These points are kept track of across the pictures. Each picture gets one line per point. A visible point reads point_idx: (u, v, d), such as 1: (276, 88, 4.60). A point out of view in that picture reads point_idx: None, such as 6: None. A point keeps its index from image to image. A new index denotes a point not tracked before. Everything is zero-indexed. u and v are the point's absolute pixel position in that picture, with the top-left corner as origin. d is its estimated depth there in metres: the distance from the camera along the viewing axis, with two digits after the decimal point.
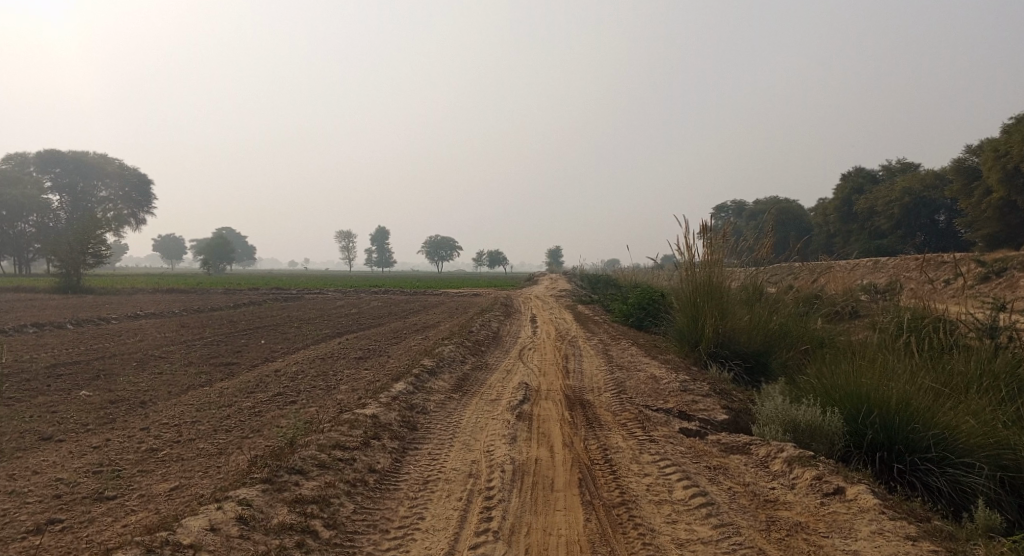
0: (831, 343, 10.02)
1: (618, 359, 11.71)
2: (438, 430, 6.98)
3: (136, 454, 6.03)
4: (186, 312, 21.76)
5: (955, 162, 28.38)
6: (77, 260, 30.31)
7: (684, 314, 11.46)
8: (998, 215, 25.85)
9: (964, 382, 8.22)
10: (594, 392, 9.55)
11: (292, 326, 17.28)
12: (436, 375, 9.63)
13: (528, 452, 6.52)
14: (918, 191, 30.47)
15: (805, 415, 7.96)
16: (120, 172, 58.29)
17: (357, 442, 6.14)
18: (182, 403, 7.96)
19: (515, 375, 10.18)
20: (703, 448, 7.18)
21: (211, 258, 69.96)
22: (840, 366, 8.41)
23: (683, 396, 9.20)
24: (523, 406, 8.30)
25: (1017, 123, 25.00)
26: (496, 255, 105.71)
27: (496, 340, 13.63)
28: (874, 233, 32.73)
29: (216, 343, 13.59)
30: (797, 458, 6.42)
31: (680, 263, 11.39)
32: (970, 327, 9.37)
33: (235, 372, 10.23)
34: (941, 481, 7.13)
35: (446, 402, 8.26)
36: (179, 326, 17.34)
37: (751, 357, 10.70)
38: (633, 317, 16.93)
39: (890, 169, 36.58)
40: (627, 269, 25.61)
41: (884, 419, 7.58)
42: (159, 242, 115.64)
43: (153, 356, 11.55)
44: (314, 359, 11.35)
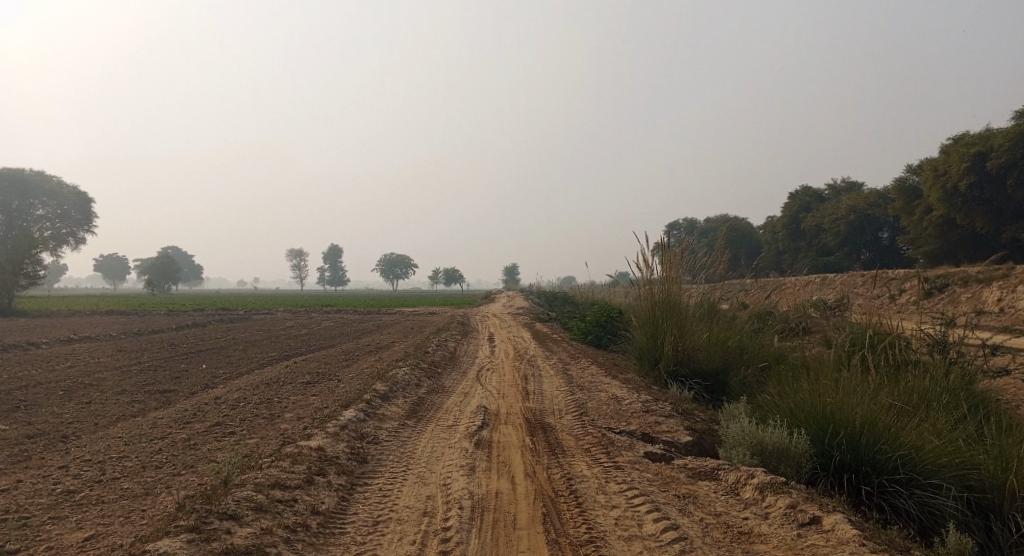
0: (790, 361, 9.82)
1: (578, 379, 11.34)
2: (391, 462, 6.51)
3: (49, 498, 5.42)
4: (126, 335, 20.69)
5: (898, 181, 28.99)
6: (10, 283, 28.80)
7: (641, 332, 11.15)
8: (938, 233, 26.45)
9: (925, 399, 8.08)
10: (555, 415, 9.16)
11: (238, 349, 16.51)
12: (389, 400, 9.12)
13: (487, 485, 6.08)
14: (862, 209, 31.09)
15: (772, 437, 7.66)
16: (59, 189, 56.05)
17: (299, 480, 5.63)
18: (110, 437, 7.32)
19: (472, 399, 9.73)
20: (670, 475, 6.84)
21: (156, 279, 67.82)
22: (803, 383, 8.17)
23: (646, 417, 8.87)
24: (481, 432, 7.87)
25: (954, 144, 25.68)
26: (450, 273, 105.12)
27: (452, 362, 13.15)
28: (821, 251, 33.24)
29: (155, 369, 12.82)
30: (769, 484, 6.13)
31: (638, 281, 11.10)
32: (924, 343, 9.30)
33: (173, 400, 9.56)
34: (910, 504, 6.95)
35: (399, 430, 7.77)
36: (115, 350, 16.40)
37: (711, 376, 10.41)
38: (591, 334, 16.63)
39: (835, 188, 37.30)
40: (583, 286, 25.40)
41: (851, 440, 7.35)
42: (102, 261, 111.70)
43: (83, 384, 10.78)
44: (259, 385, 10.72)
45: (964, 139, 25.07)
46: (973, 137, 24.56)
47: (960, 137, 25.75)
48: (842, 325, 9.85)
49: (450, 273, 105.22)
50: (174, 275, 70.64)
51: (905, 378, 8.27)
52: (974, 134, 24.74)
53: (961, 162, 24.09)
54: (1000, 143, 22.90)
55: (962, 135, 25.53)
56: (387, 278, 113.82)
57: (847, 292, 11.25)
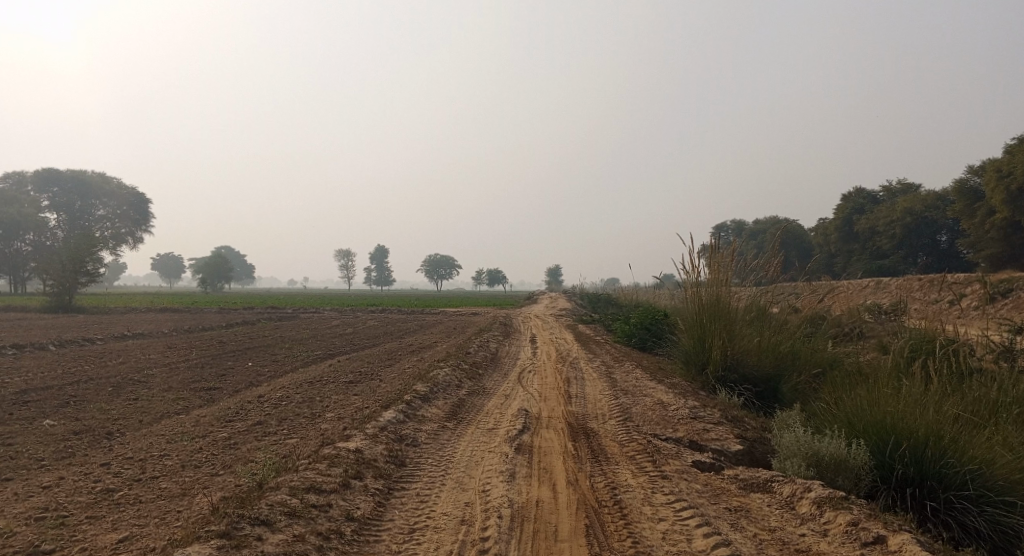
0: (846, 368, 9.38)
1: (623, 383, 11.05)
2: (430, 467, 6.35)
3: (88, 496, 5.40)
4: (176, 332, 21.05)
5: (958, 182, 27.89)
6: (70, 280, 29.60)
7: (689, 335, 10.80)
8: (1001, 237, 25.33)
9: (994, 411, 7.60)
10: (598, 420, 8.90)
11: (282, 348, 16.60)
12: (429, 401, 8.98)
13: (528, 493, 5.87)
14: (920, 211, 29.99)
15: (829, 448, 7.26)
16: (118, 190, 57.54)
17: (334, 484, 5.50)
18: (152, 434, 7.32)
19: (514, 401, 9.54)
20: (720, 486, 6.54)
21: (209, 278, 69.38)
22: (861, 392, 7.77)
23: (694, 424, 8.56)
24: (522, 436, 7.67)
25: (1019, 144, 24.56)
26: (495, 274, 105.13)
27: (494, 363, 12.97)
28: (875, 254, 32.19)
29: (201, 366, 12.93)
30: (827, 500, 5.80)
31: (685, 283, 10.78)
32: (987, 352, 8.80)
33: (216, 398, 9.58)
34: (980, 522, 6.51)
35: (439, 432, 7.61)
36: (164, 347, 16.64)
37: (761, 382, 10.00)
38: (635, 337, 16.29)
39: (890, 189, 36.11)
40: (628, 288, 25.01)
41: (914, 453, 6.93)
42: (156, 259, 114.55)
43: (130, 380, 10.89)
44: (301, 384, 10.69)
45: None
46: None
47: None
48: (900, 331, 9.39)
49: (495, 273, 105.38)
50: (225, 273, 72.16)
51: (972, 387, 7.80)
52: None
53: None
54: None
55: None
56: (433, 278, 114.42)
57: (904, 297, 10.76)
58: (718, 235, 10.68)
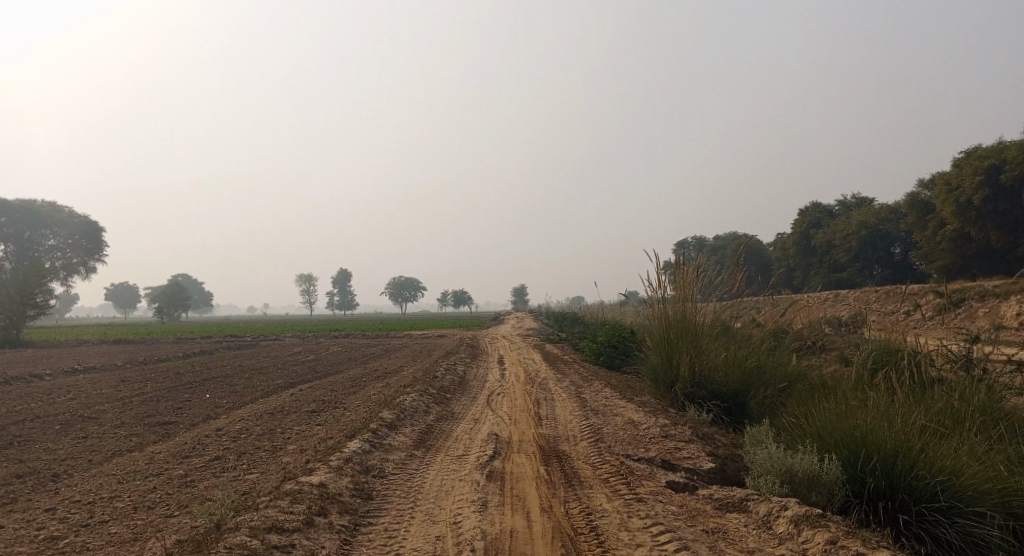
0: (812, 381, 9.39)
1: (593, 403, 10.91)
2: (398, 499, 6.11)
3: (30, 546, 5.07)
4: (131, 364, 20.39)
5: (909, 196, 28.54)
6: (19, 314, 28.57)
7: (656, 353, 10.72)
8: (952, 248, 25.92)
9: (959, 419, 7.63)
10: (569, 442, 8.74)
11: (243, 377, 16.13)
12: (396, 429, 8.73)
13: (501, 523, 5.67)
14: (874, 225, 30.62)
15: (801, 464, 7.20)
16: (70, 219, 55.95)
17: (297, 522, 5.24)
18: (102, 474, 6.95)
19: (483, 426, 9.33)
20: (696, 507, 6.42)
21: (166, 307, 67.79)
22: (830, 405, 7.73)
23: (665, 443, 8.45)
24: (493, 462, 7.47)
25: (966, 158, 25.26)
26: (459, 295, 104.69)
27: (462, 386, 12.74)
28: (833, 267, 32.72)
29: (156, 399, 12.46)
30: (805, 518, 5.72)
31: (651, 301, 10.72)
32: (947, 362, 8.88)
33: (173, 432, 9.20)
34: (951, 533, 6.49)
35: (406, 462, 7.38)
36: (119, 380, 16.04)
37: (729, 398, 9.94)
38: (603, 356, 16.20)
39: (845, 204, 36.84)
40: (593, 306, 24.99)
41: (885, 466, 6.90)
42: (111, 289, 111.68)
43: (81, 417, 10.42)
44: (262, 415, 10.34)
45: (976, 153, 24.67)
46: (985, 150, 24.15)
47: (972, 151, 25.36)
48: (861, 342, 9.44)
49: (459, 295, 104.94)
50: (184, 302, 70.62)
51: (936, 396, 7.83)
52: (985, 147, 24.33)
53: (974, 176, 23.65)
54: (1013, 156, 22.47)
55: (974, 148, 25.13)
56: (396, 302, 113.45)
57: (864, 309, 10.84)
58: (682, 252, 10.71)
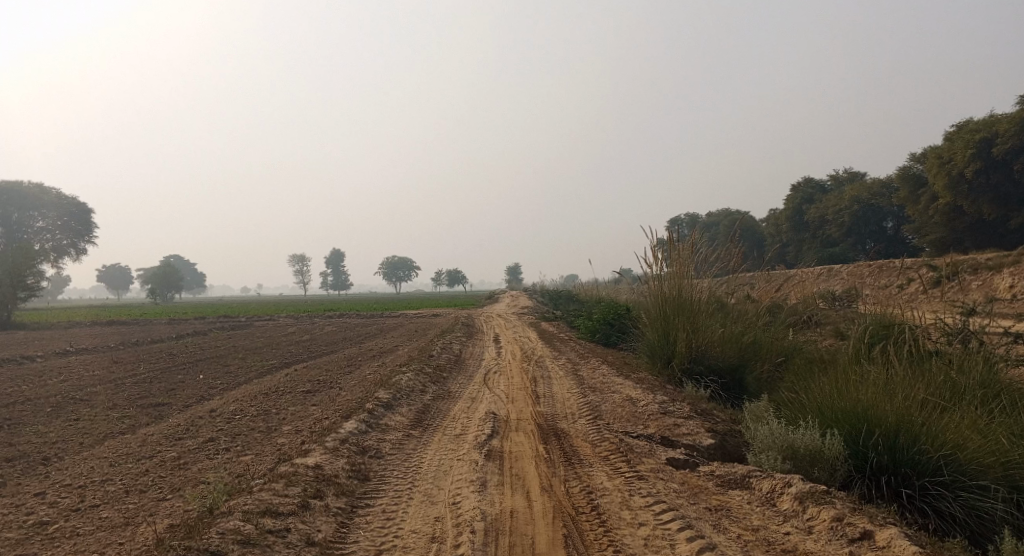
0: (810, 356, 9.30)
1: (590, 381, 10.80)
2: (396, 480, 5.99)
3: (19, 531, 4.95)
4: (124, 346, 20.21)
5: (902, 170, 28.43)
6: (10, 296, 28.28)
7: (653, 329, 10.60)
8: (945, 221, 25.86)
9: (959, 392, 7.56)
10: (568, 420, 8.63)
11: (236, 358, 15.98)
12: (393, 409, 8.61)
13: (501, 504, 5.57)
14: (866, 199, 30.54)
15: (803, 440, 7.10)
16: (59, 200, 55.28)
17: (292, 505, 5.12)
18: (93, 457, 6.82)
19: (480, 404, 9.21)
20: (698, 484, 6.33)
21: (158, 289, 67.55)
22: (830, 380, 7.64)
23: (664, 419, 8.35)
24: (491, 441, 7.37)
25: (959, 130, 25.10)
26: (453, 274, 104.47)
27: (458, 365, 12.60)
28: (826, 242, 32.65)
29: (149, 381, 12.30)
30: (810, 495, 5.64)
31: (647, 278, 10.58)
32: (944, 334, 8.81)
33: (165, 414, 9.06)
34: (955, 507, 6.43)
35: (403, 442, 7.26)
36: (111, 362, 15.88)
37: (727, 373, 9.85)
38: (599, 333, 16.10)
39: (838, 178, 36.72)
40: (588, 283, 24.89)
41: (888, 440, 6.81)
42: (103, 271, 111.18)
43: (72, 400, 10.25)
44: (256, 396, 10.20)
45: (970, 125, 24.51)
46: (978, 123, 23.98)
47: (965, 124, 25.24)
48: (857, 315, 9.36)
49: (452, 274, 104.76)
50: (176, 283, 70.27)
51: (935, 369, 7.75)
52: (979, 120, 24.21)
53: (967, 149, 23.50)
54: (1006, 128, 22.39)
55: (967, 121, 25.00)
56: (390, 282, 113.14)
57: (861, 283, 10.72)
58: (677, 227, 10.62)
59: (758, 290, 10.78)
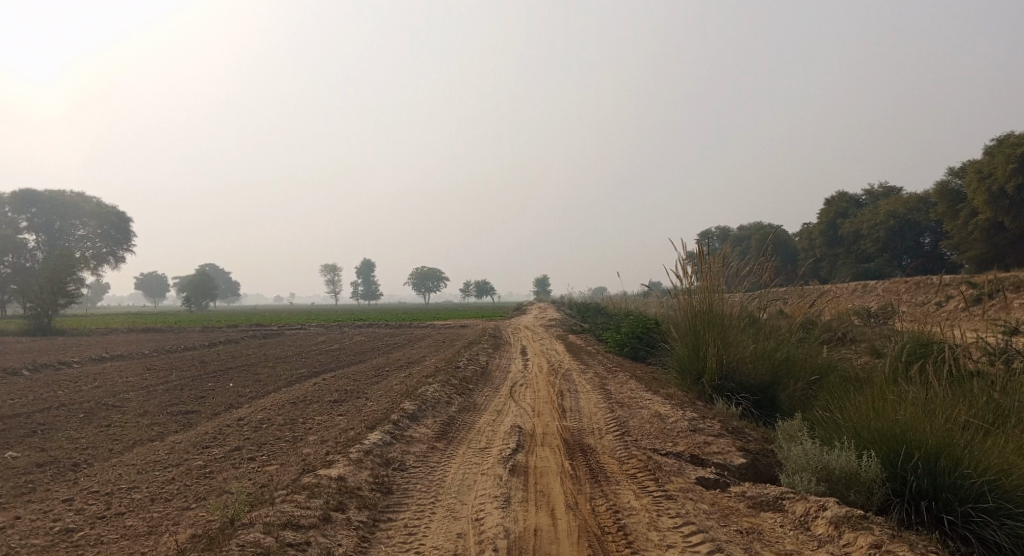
0: (846, 374, 9.05)
1: (618, 396, 10.64)
2: (419, 493, 5.92)
3: (44, 538, 4.98)
4: (156, 353, 20.45)
5: (939, 185, 27.83)
6: (50, 302, 28.86)
7: (683, 344, 10.41)
8: (985, 237, 25.23)
9: (1002, 414, 7.29)
10: (595, 435, 8.49)
11: (265, 367, 16.06)
12: (418, 421, 8.55)
13: (526, 521, 5.48)
14: (903, 214, 29.95)
15: (839, 461, 6.88)
16: (98, 209, 56.44)
17: (314, 518, 5.07)
18: (120, 464, 6.85)
19: (506, 418, 9.11)
20: (728, 505, 6.16)
21: (193, 297, 68.62)
22: (865, 399, 7.41)
23: (694, 437, 8.17)
24: (516, 455, 7.26)
25: (1000, 145, 24.52)
26: (483, 285, 104.61)
27: (485, 377, 12.51)
28: (861, 257, 32.06)
29: (179, 388, 12.40)
30: (845, 519, 5.46)
31: (677, 292, 10.42)
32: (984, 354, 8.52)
33: (192, 422, 9.10)
34: (1000, 535, 6.17)
35: (428, 455, 7.18)
36: (142, 369, 16.05)
37: (759, 391, 9.62)
38: (627, 346, 15.92)
39: (873, 192, 36.08)
40: (616, 296, 24.68)
41: (928, 463, 6.57)
42: (140, 278, 113.41)
43: (103, 406, 10.35)
44: (283, 405, 10.21)
45: (1011, 139, 23.93)
46: (1020, 137, 23.41)
47: (1006, 138, 24.65)
48: (894, 333, 9.10)
49: (481, 285, 104.86)
50: (210, 291, 71.28)
51: (977, 389, 7.48)
52: (1020, 134, 23.63)
53: (1008, 164, 22.94)
54: None
55: (1008, 135, 24.42)
56: (419, 292, 113.62)
57: (897, 300, 10.43)
58: (709, 240, 10.42)
59: (791, 306, 10.53)
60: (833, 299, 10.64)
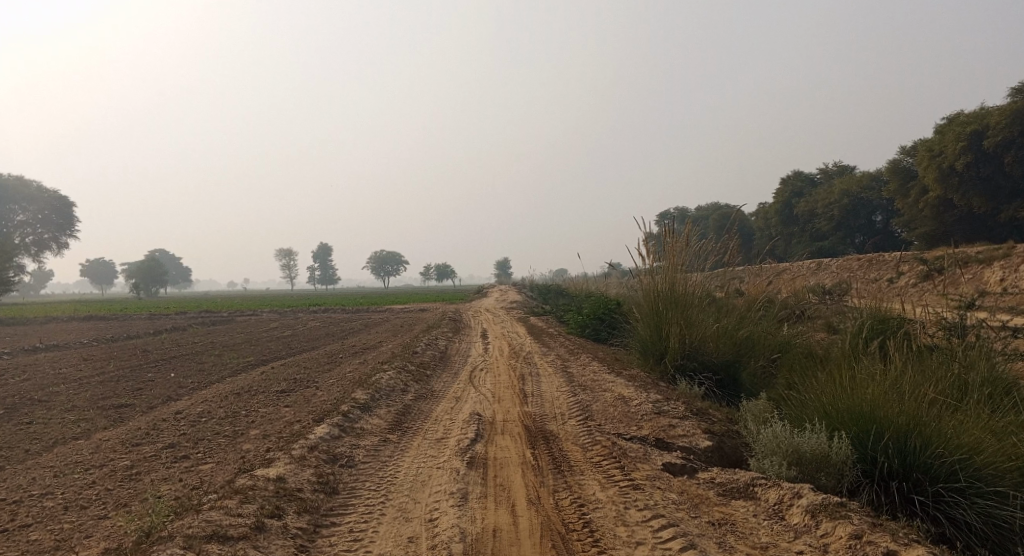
0: (809, 352, 8.80)
1: (580, 378, 10.27)
2: (368, 492, 5.47)
3: None
4: (99, 342, 19.50)
5: (891, 163, 28.03)
6: None
7: (644, 325, 10.04)
8: (934, 215, 25.51)
9: (966, 389, 7.07)
10: (557, 421, 8.10)
11: (213, 355, 15.34)
12: (370, 411, 8.05)
13: (483, 520, 5.10)
14: (856, 192, 30.17)
15: (809, 444, 6.55)
16: (39, 192, 54.01)
17: (245, 528, 4.69)
18: (37, 466, 6.27)
19: (464, 405, 8.65)
20: (697, 493, 5.83)
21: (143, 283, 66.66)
22: (831, 377, 7.11)
23: (659, 419, 7.82)
24: (475, 446, 6.83)
25: (949, 123, 24.73)
26: (442, 268, 103.57)
27: (443, 362, 12.02)
28: (816, 235, 32.28)
29: (116, 379, 11.67)
30: (823, 509, 5.18)
31: (639, 273, 10.04)
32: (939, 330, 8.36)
33: (126, 416, 8.47)
34: (971, 515, 5.93)
35: (379, 448, 6.70)
36: (80, 359, 15.19)
37: (722, 370, 9.31)
38: (589, 328, 15.60)
39: (826, 172, 36.35)
40: (577, 277, 24.37)
41: (898, 444, 6.29)
42: (87, 266, 109.95)
43: (30, 401, 9.60)
44: (227, 397, 9.60)
45: (960, 118, 24.15)
46: (969, 115, 23.60)
47: (955, 117, 24.86)
48: (853, 310, 8.87)
49: (441, 267, 103.84)
50: (160, 276, 69.14)
51: (938, 364, 7.26)
52: (969, 112, 23.79)
53: (957, 142, 23.11)
54: (997, 121, 21.89)
55: (956, 113, 24.60)
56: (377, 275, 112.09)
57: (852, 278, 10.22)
58: (670, 222, 10.06)
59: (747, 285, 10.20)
60: (788, 278, 10.41)
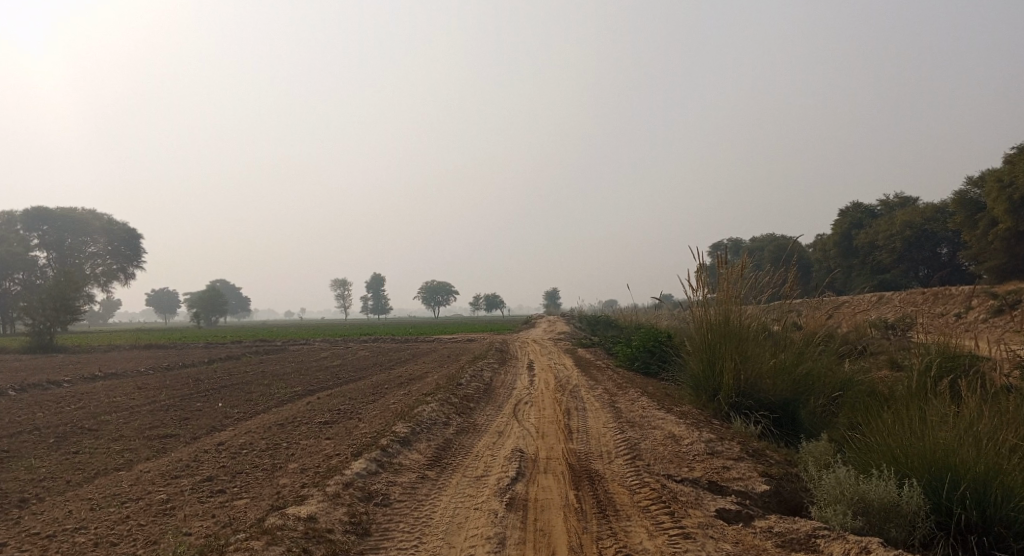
0: (872, 391, 8.29)
1: (629, 414, 9.88)
2: (401, 534, 5.26)
3: None
4: (155, 370, 19.77)
5: (956, 194, 26.90)
6: (56, 319, 28.22)
7: (697, 359, 9.59)
8: (1004, 248, 24.30)
9: None
10: (603, 460, 7.75)
11: (261, 385, 15.36)
12: (410, 445, 7.83)
13: None
14: (919, 225, 28.96)
15: (877, 492, 6.00)
16: (108, 225, 56.07)
17: None
18: (75, 498, 6.22)
19: (507, 441, 8.36)
20: (753, 544, 5.43)
21: (203, 311, 68.23)
22: (897, 419, 6.57)
23: (712, 461, 7.40)
24: (515, 486, 6.54)
25: (1019, 152, 23.62)
26: (492, 299, 103.67)
27: (487, 395, 11.76)
28: (877, 268, 31.09)
29: (164, 409, 11.70)
30: None
31: (692, 304, 9.66)
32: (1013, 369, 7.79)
33: (169, 447, 8.42)
34: None
35: (417, 485, 6.46)
36: (134, 388, 15.35)
37: (779, 408, 8.79)
38: (638, 361, 15.15)
39: (887, 203, 35.18)
40: (627, 308, 23.91)
41: (977, 494, 5.78)
42: (151, 295, 113.41)
43: (79, 430, 9.66)
44: (270, 428, 9.50)
45: None
46: None
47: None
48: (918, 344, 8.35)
49: (491, 298, 103.89)
50: (219, 306, 70.68)
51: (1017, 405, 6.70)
52: None
53: None
54: None
55: None
56: (429, 306, 112.78)
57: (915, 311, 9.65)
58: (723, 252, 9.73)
59: (805, 317, 9.62)
60: (849, 311, 9.89)
